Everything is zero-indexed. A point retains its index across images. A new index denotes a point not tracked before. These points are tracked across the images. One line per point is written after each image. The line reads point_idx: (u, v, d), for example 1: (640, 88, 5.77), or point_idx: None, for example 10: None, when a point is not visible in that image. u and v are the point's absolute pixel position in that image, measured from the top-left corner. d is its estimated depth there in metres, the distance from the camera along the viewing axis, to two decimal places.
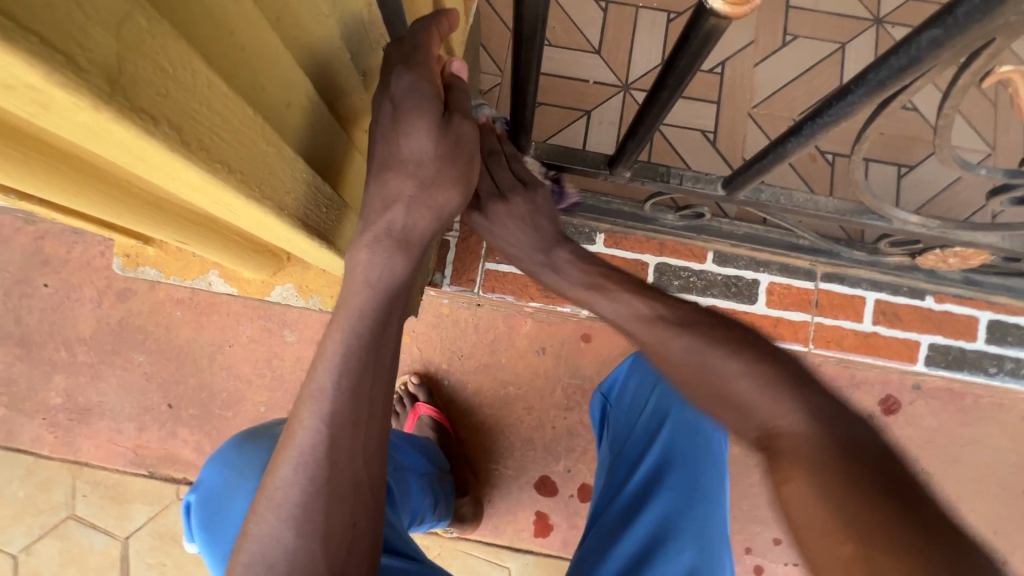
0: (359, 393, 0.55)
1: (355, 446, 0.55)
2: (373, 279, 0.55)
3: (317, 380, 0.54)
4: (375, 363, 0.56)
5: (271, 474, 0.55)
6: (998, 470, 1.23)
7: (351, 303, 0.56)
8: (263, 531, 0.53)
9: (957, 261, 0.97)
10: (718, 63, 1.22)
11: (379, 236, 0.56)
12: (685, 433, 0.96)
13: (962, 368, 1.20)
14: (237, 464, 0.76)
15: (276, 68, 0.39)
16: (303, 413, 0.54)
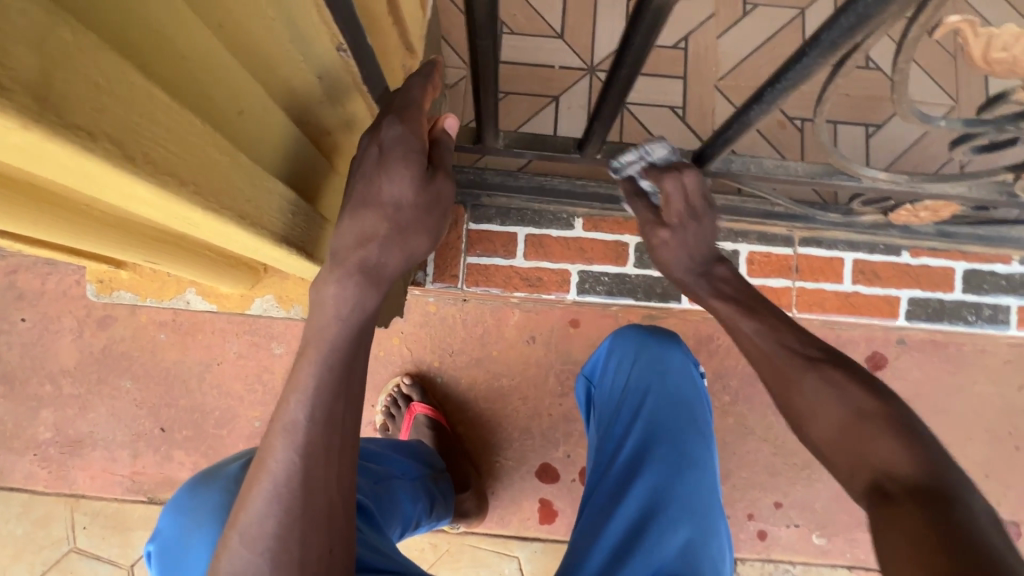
0: (333, 423, 0.54)
1: (330, 474, 0.54)
2: (344, 313, 0.53)
3: (284, 412, 0.53)
4: (345, 391, 0.54)
5: (243, 508, 0.53)
6: (984, 414, 1.26)
7: (320, 335, 0.53)
8: (237, 562, 0.52)
9: (928, 214, 0.99)
10: (681, 38, 1.22)
11: (351, 272, 0.53)
12: (667, 404, 0.99)
13: (942, 319, 1.23)
14: (197, 504, 0.67)
15: (221, 76, 0.39)
16: (273, 444, 0.53)
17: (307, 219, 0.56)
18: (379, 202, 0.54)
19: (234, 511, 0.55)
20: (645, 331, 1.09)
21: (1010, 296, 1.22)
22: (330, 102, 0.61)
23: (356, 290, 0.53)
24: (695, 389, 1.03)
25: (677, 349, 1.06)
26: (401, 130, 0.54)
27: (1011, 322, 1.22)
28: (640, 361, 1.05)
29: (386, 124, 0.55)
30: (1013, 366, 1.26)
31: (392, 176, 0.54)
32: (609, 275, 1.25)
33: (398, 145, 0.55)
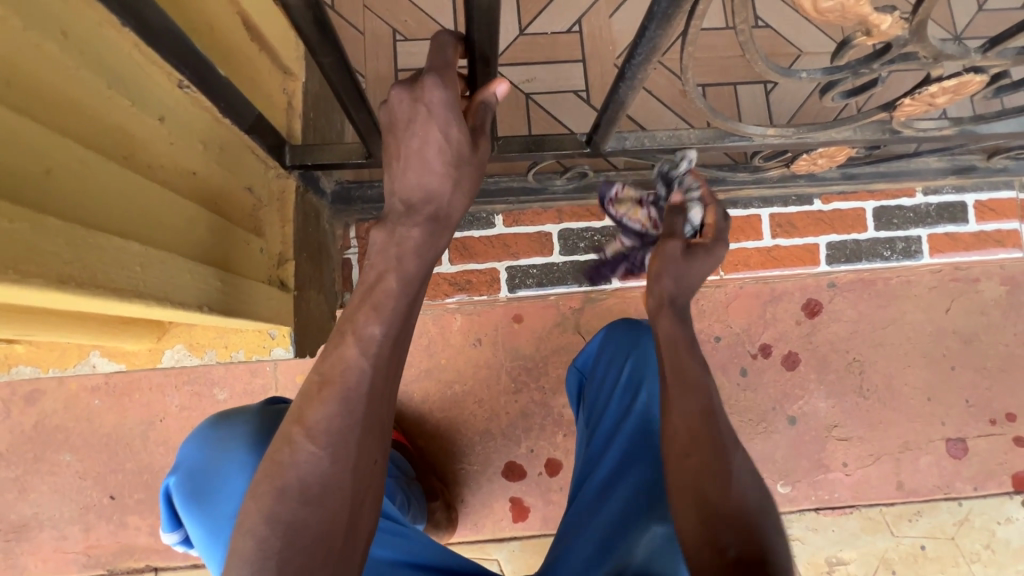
0: (396, 343, 0.63)
1: (383, 393, 0.62)
2: (411, 247, 0.63)
3: (363, 326, 0.61)
4: (408, 321, 0.64)
5: (310, 407, 0.59)
6: (918, 341, 1.32)
7: (399, 258, 0.63)
8: (299, 457, 0.58)
9: (825, 161, 1.02)
10: (575, 21, 1.23)
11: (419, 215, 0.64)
12: (664, 400, 0.97)
13: (860, 259, 1.28)
14: (221, 437, 0.85)
15: (14, 141, 0.37)
16: (346, 352, 0.61)
17: (184, 270, 0.54)
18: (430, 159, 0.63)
19: (296, 410, 0.61)
20: (640, 327, 1.08)
21: (919, 227, 1.28)
22: (186, 143, 0.59)
23: (425, 224, 0.64)
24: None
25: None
26: (447, 94, 0.59)
27: (923, 251, 1.28)
28: (634, 356, 1.03)
29: (430, 84, 0.60)
30: (938, 292, 1.31)
31: (441, 137, 0.61)
32: (536, 266, 1.25)
33: (442, 107, 0.60)
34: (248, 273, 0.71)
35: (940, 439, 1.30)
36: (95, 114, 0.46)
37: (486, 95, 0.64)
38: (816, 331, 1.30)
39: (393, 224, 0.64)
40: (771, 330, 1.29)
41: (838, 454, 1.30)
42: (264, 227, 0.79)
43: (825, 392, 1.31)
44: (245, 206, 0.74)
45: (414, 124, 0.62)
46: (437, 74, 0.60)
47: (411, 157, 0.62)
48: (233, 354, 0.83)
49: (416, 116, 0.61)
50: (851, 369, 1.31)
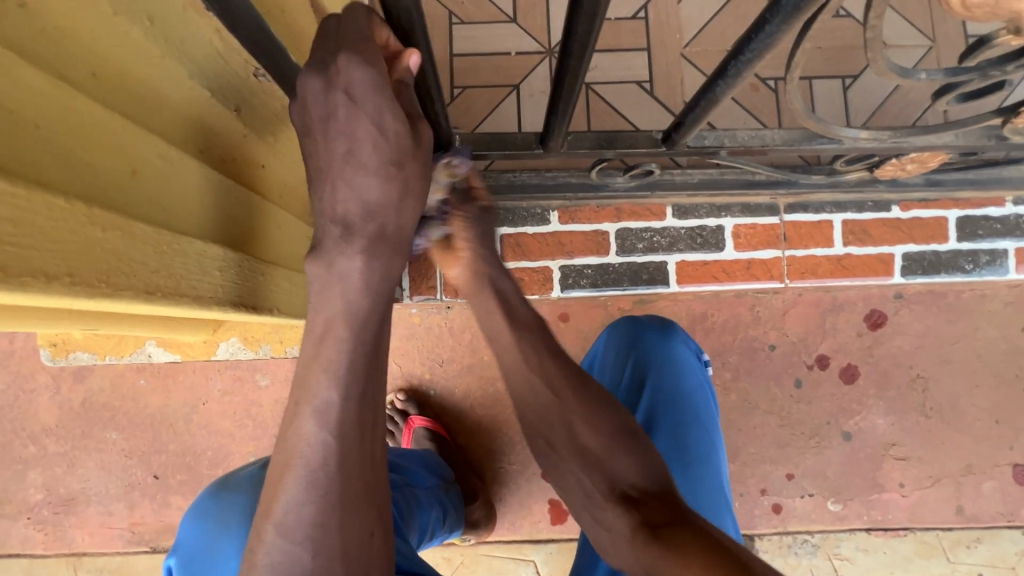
0: (361, 399, 0.53)
1: (361, 458, 0.53)
2: (373, 282, 0.53)
3: (314, 392, 0.51)
4: (375, 368, 0.54)
5: (275, 498, 0.51)
6: (989, 360, 1.24)
7: (350, 312, 0.53)
8: (274, 552, 0.50)
9: (915, 166, 0.94)
10: (641, 7, 1.16)
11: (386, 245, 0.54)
12: (667, 398, 0.95)
13: (938, 271, 1.20)
14: (220, 510, 0.74)
15: (100, 139, 0.34)
16: (302, 428, 0.51)
17: (253, 274, 0.51)
18: None
19: (263, 502, 0.52)
20: (639, 322, 1.04)
21: (1006, 240, 1.19)
22: (255, 136, 0.56)
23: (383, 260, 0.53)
24: (693, 376, 0.98)
25: (673, 339, 1.00)
26: (372, 76, 0.47)
27: (1009, 267, 1.20)
28: (632, 355, 1.00)
29: (344, 64, 0.47)
30: (1016, 308, 1.22)
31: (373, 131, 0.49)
32: (591, 267, 1.17)
33: None
34: (304, 269, 0.69)
35: (1006, 464, 1.23)
36: (173, 104, 0.43)
37: (401, 69, 0.51)
38: (879, 344, 1.23)
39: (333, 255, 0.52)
40: (830, 341, 1.23)
41: (893, 474, 1.24)
42: None
43: (883, 409, 1.24)
44: (303, 198, 0.71)
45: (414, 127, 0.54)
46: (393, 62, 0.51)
47: None
48: None
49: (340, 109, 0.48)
50: (914, 386, 1.24)
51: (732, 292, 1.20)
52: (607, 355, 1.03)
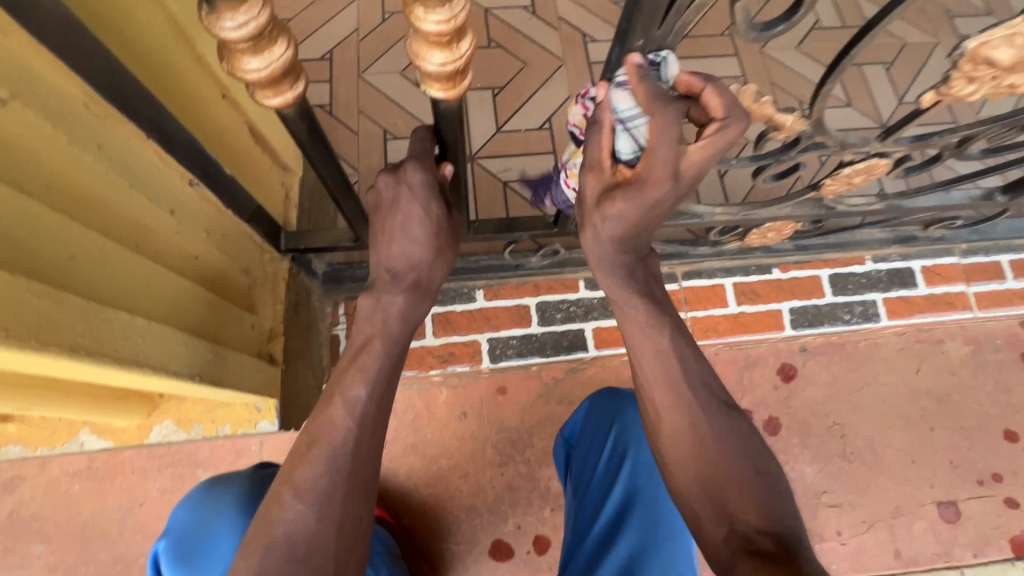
0: (382, 402, 0.67)
1: (370, 448, 0.65)
2: (405, 315, 0.72)
3: (348, 388, 0.66)
4: (391, 379, 0.69)
5: (299, 467, 0.61)
6: (894, 403, 1.35)
7: (386, 330, 0.71)
8: (287, 514, 0.59)
9: (775, 234, 1.12)
10: (545, 120, 1.39)
11: (407, 285, 0.73)
12: (644, 470, 1.00)
13: (823, 323, 1.35)
14: (214, 499, 0.87)
15: (43, 230, 0.44)
16: (334, 414, 0.64)
17: (180, 343, 0.59)
18: (419, 231, 0.71)
19: (284, 472, 0.62)
20: (619, 395, 1.12)
21: (873, 292, 1.36)
22: (191, 231, 0.67)
23: (413, 299, 0.73)
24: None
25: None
26: (427, 178, 0.68)
27: (881, 314, 1.36)
28: (617, 422, 1.07)
29: (411, 169, 0.68)
30: (906, 353, 1.36)
31: (422, 214, 0.69)
32: (516, 337, 1.30)
33: (424, 189, 0.68)
34: (238, 346, 0.76)
35: (931, 503, 1.29)
36: (112, 206, 0.54)
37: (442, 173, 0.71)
38: (794, 395, 1.34)
39: (378, 293, 0.72)
40: (750, 396, 1.32)
41: (830, 523, 1.27)
42: (257, 304, 0.86)
43: (809, 458, 1.31)
44: (238, 284, 0.81)
45: (397, 203, 0.70)
46: (417, 161, 0.68)
47: (398, 233, 0.71)
48: (219, 428, 0.86)
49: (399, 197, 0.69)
50: (833, 433, 1.33)
51: None
52: (589, 421, 1.13)
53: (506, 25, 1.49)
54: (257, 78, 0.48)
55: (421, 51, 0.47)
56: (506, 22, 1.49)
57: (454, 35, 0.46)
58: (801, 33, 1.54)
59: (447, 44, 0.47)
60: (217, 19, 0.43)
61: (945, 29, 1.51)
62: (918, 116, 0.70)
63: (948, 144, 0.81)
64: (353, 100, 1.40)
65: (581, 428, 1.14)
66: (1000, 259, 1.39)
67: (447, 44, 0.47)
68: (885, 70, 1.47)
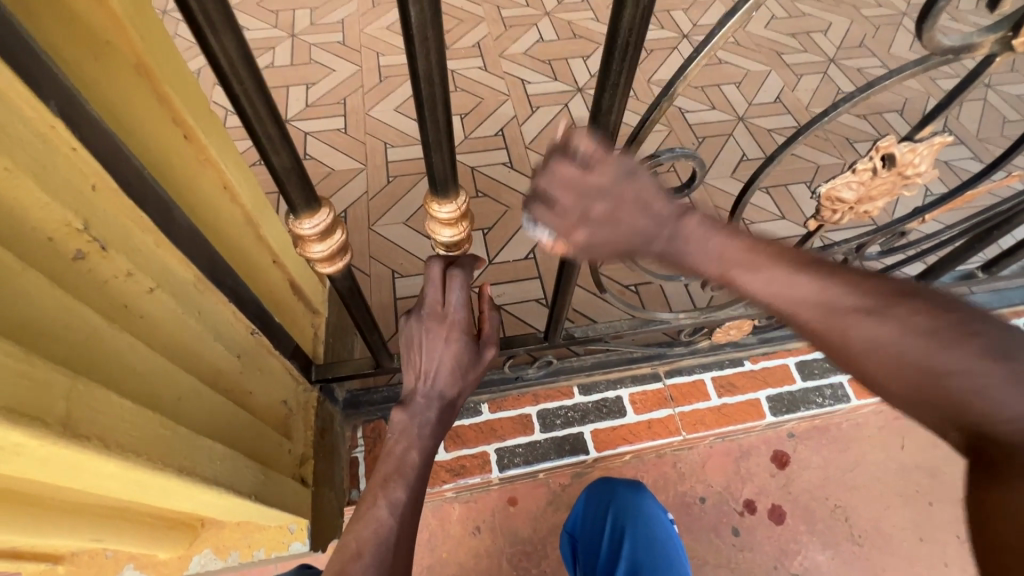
0: (415, 502, 0.77)
1: (406, 546, 0.73)
2: (429, 429, 0.82)
3: (391, 492, 0.76)
4: (422, 480, 0.79)
5: (349, 565, 0.69)
6: (888, 480, 1.40)
7: (413, 436, 0.81)
8: None
9: (736, 331, 1.30)
10: (530, 251, 1.63)
11: (434, 401, 0.82)
12: (642, 547, 1.22)
13: (800, 407, 1.45)
14: None
15: (167, 378, 0.59)
16: (376, 513, 0.74)
17: (243, 466, 0.71)
18: (446, 363, 0.81)
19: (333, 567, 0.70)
20: (614, 482, 1.32)
21: (840, 374, 1.50)
22: (249, 370, 0.82)
23: (437, 414, 0.82)
24: (663, 527, 1.24)
25: (641, 495, 1.28)
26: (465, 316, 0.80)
27: (851, 395, 1.46)
28: (613, 509, 1.26)
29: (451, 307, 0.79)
30: (888, 430, 1.46)
31: (454, 347, 0.81)
32: (521, 445, 1.36)
33: (458, 325, 0.81)
34: (279, 470, 0.87)
35: None
36: (203, 356, 0.69)
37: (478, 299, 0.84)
38: (791, 481, 1.40)
39: (412, 412, 0.82)
40: (750, 485, 1.39)
41: None
42: (292, 431, 0.97)
43: (820, 544, 1.34)
44: (277, 414, 0.93)
45: (432, 335, 0.81)
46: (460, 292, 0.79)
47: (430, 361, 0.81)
48: (254, 553, 0.92)
49: (436, 333, 0.81)
50: (837, 516, 1.36)
51: (651, 452, 1.40)
52: (588, 511, 1.29)
53: (490, 179, 1.80)
54: (319, 255, 0.67)
55: (434, 230, 0.68)
56: (490, 176, 1.81)
57: (459, 219, 0.67)
58: (733, 163, 1.86)
59: (455, 224, 0.67)
60: (298, 224, 0.63)
61: (848, 151, 1.84)
62: (815, 234, 0.92)
63: (849, 250, 1.02)
64: (365, 248, 1.65)
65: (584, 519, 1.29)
66: None
67: (455, 224, 0.67)
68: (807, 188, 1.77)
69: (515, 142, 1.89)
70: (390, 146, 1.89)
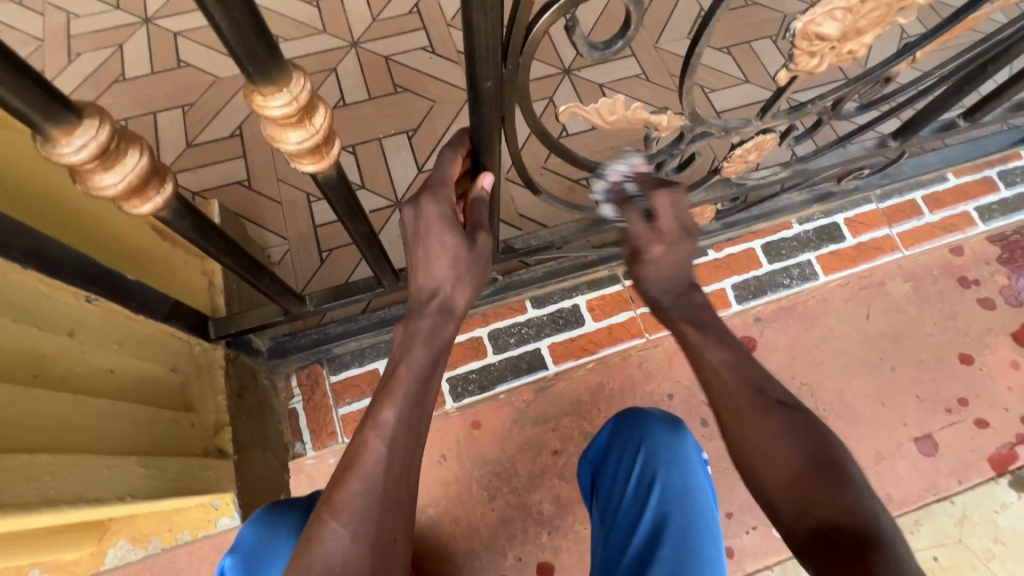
0: (414, 417, 0.60)
1: (404, 471, 0.57)
2: (432, 339, 0.64)
3: (377, 412, 0.59)
4: (425, 395, 0.61)
5: (339, 487, 0.55)
6: (854, 352, 1.38)
7: (412, 344, 0.64)
8: (326, 537, 0.53)
9: (698, 220, 1.16)
10: None
11: (440, 309, 0.65)
12: (675, 496, 0.93)
13: (766, 291, 1.39)
14: (275, 518, 0.76)
15: None
16: (368, 442, 0.57)
17: (100, 466, 0.58)
18: (441, 250, 0.65)
19: (323, 492, 0.57)
20: (646, 416, 1.05)
21: (806, 252, 1.42)
22: (99, 346, 0.66)
23: (440, 322, 0.64)
24: (703, 478, 0.96)
25: (678, 435, 1.00)
26: (440, 207, 0.64)
27: (817, 272, 1.41)
28: (643, 447, 1.00)
29: (428, 199, 0.64)
30: (855, 302, 1.40)
31: (444, 236, 0.64)
32: (474, 371, 1.29)
33: (439, 217, 0.64)
34: (178, 449, 0.75)
35: (909, 440, 1.32)
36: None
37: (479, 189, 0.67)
38: None
39: (409, 317, 0.66)
40: None
41: None
42: (195, 400, 0.84)
43: None
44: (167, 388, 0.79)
45: (420, 225, 0.65)
46: (432, 190, 0.65)
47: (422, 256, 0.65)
48: (178, 536, 0.84)
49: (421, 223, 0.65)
50: (803, 393, 1.35)
51: (615, 356, 1.33)
52: (612, 443, 1.06)
53: (409, 69, 1.52)
54: (119, 191, 0.48)
55: (277, 134, 0.48)
56: (408, 66, 1.52)
57: (304, 113, 0.47)
58: (691, 21, 1.60)
59: (300, 122, 0.48)
60: (54, 147, 0.43)
61: None
62: (785, 92, 0.74)
63: (824, 108, 0.86)
64: (271, 170, 1.39)
65: (606, 451, 1.06)
66: (914, 196, 1.47)
67: (300, 123, 0.48)
68: (773, 42, 1.55)
69: (433, 20, 1.57)
70: (282, 40, 1.54)
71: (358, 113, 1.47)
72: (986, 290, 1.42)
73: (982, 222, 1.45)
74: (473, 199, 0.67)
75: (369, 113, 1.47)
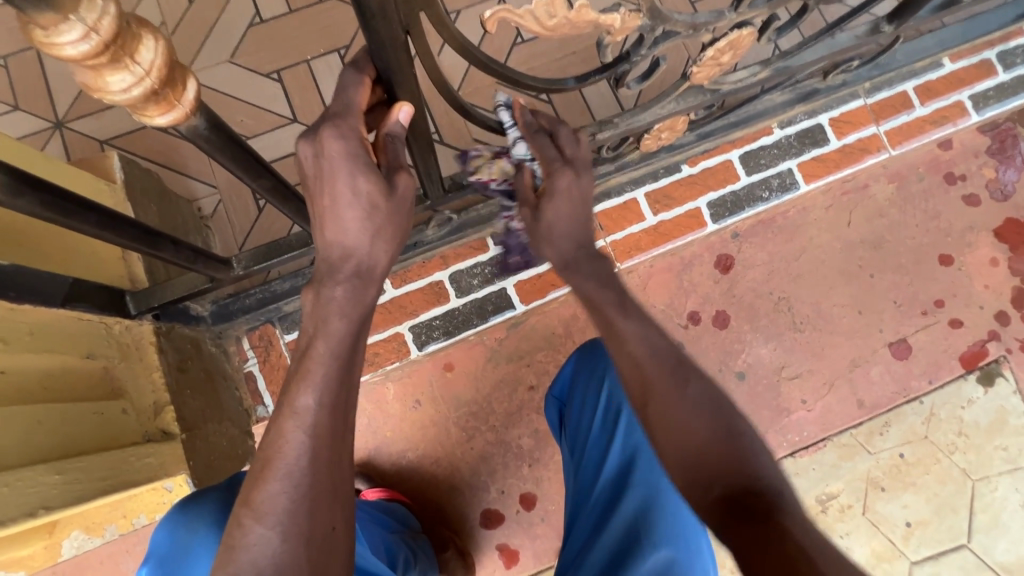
0: (338, 400, 0.53)
1: (332, 458, 0.52)
2: (350, 309, 0.55)
3: (294, 398, 0.52)
4: (349, 372, 0.55)
5: (259, 485, 0.50)
6: (833, 262, 1.33)
7: (325, 315, 0.55)
8: (251, 540, 0.48)
9: (669, 132, 1.05)
10: None
11: (355, 274, 0.56)
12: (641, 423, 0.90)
13: (743, 207, 1.31)
14: (191, 519, 0.70)
15: None
16: (285, 431, 0.51)
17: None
18: (351, 198, 0.53)
19: (243, 490, 0.51)
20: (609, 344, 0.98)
21: (787, 160, 1.32)
22: None
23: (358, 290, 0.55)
24: None
25: None
26: (346, 144, 0.52)
27: (798, 181, 1.32)
28: (608, 377, 0.94)
29: (331, 135, 0.52)
30: (835, 210, 1.33)
31: (356, 180, 0.53)
32: (438, 317, 1.24)
33: (347, 160, 0.52)
34: (109, 442, 0.70)
35: (883, 346, 1.31)
36: None
37: (392, 123, 0.55)
38: (735, 285, 1.31)
39: (319, 283, 0.56)
40: (693, 298, 1.30)
41: (795, 395, 1.29)
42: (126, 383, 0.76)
43: (763, 339, 1.31)
44: (89, 375, 0.72)
45: (325, 168, 0.53)
46: (335, 123, 0.52)
47: (330, 212, 0.54)
48: (135, 520, 0.81)
49: (326, 168, 0.53)
50: (780, 308, 1.31)
51: None
52: (576, 375, 1.00)
53: None
54: None
55: (93, 82, 0.36)
56: None
57: (115, 47, 0.35)
58: None
59: (115, 61, 0.36)
60: None
61: None
62: None
63: None
64: None
65: (572, 382, 1.01)
66: (905, 88, 1.35)
67: (113, 61, 0.35)
68: None
69: None
70: None
71: (279, 31, 1.26)
72: (972, 186, 1.35)
73: (975, 111, 1.35)
74: (385, 134, 0.55)
75: (291, 29, 1.26)
